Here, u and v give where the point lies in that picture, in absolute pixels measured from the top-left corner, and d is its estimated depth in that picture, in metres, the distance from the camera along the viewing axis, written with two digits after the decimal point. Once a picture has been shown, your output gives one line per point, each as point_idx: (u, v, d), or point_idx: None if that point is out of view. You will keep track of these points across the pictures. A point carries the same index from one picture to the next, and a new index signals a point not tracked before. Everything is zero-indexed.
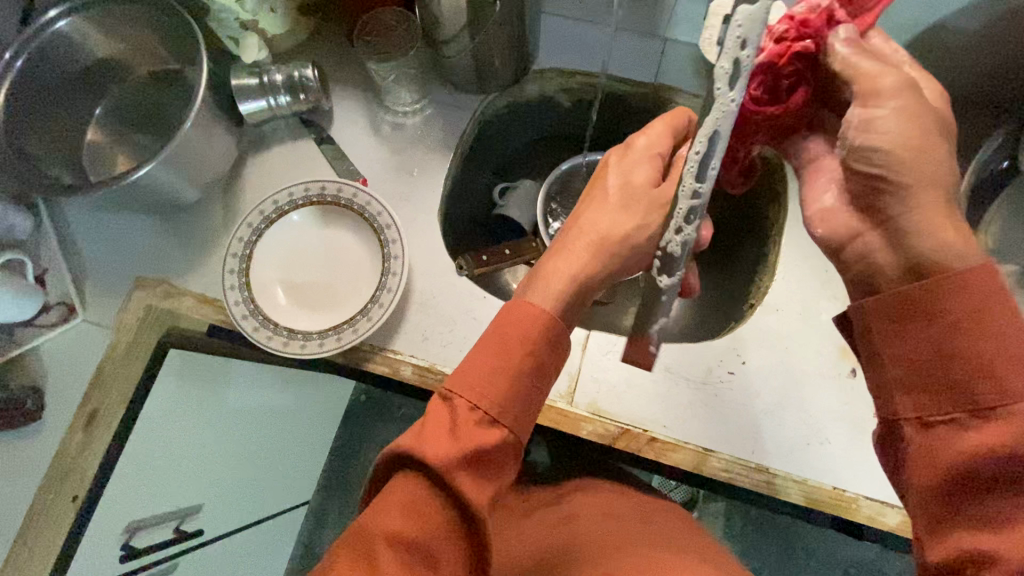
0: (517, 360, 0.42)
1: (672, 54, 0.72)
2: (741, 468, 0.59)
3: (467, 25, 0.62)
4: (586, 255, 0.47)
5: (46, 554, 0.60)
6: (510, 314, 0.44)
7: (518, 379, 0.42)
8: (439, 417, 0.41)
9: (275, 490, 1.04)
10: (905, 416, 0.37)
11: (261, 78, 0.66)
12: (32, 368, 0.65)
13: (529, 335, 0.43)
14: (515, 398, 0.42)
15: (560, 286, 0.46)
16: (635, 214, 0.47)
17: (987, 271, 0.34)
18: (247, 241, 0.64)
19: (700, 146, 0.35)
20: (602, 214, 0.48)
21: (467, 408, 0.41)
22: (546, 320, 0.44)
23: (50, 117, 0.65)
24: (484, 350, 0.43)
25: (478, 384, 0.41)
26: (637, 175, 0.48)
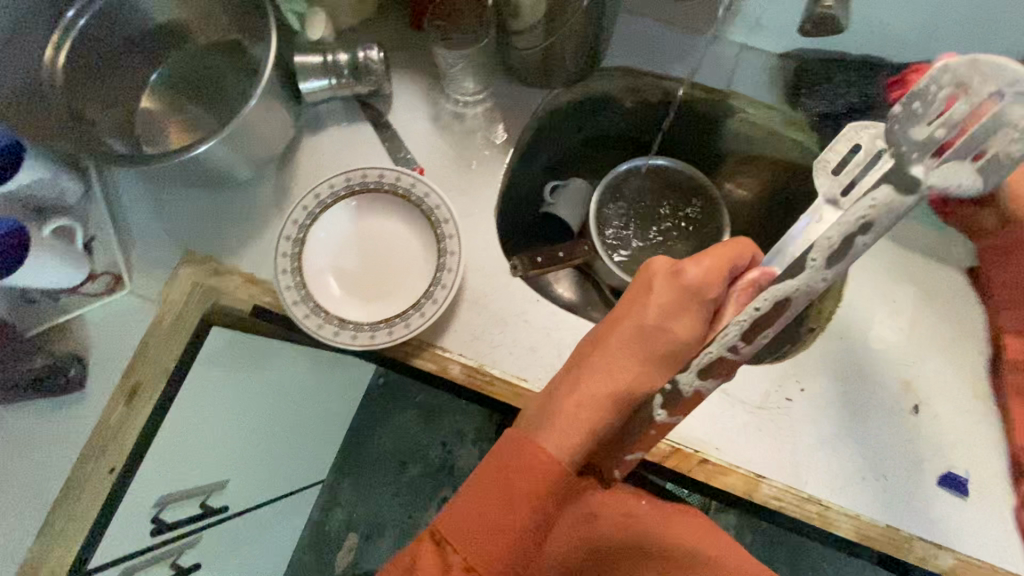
0: (516, 521, 0.39)
1: (749, 62, 0.69)
2: (793, 498, 0.57)
3: (544, 20, 0.60)
4: (601, 412, 0.41)
5: (80, 524, 0.60)
6: (517, 462, 0.40)
7: (513, 543, 0.40)
8: (431, 566, 0.39)
9: (296, 469, 1.03)
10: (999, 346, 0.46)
11: (325, 56, 0.63)
12: (76, 336, 0.64)
13: (532, 498, 0.40)
14: (508, 555, 0.40)
15: (577, 437, 0.40)
16: (662, 368, 0.43)
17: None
18: (300, 223, 0.62)
19: (759, 308, 0.29)
20: (628, 361, 0.43)
21: (458, 568, 0.39)
22: (553, 478, 0.40)
23: (111, 84, 0.63)
24: (484, 498, 0.40)
25: (470, 540, 0.40)
26: (673, 325, 0.44)
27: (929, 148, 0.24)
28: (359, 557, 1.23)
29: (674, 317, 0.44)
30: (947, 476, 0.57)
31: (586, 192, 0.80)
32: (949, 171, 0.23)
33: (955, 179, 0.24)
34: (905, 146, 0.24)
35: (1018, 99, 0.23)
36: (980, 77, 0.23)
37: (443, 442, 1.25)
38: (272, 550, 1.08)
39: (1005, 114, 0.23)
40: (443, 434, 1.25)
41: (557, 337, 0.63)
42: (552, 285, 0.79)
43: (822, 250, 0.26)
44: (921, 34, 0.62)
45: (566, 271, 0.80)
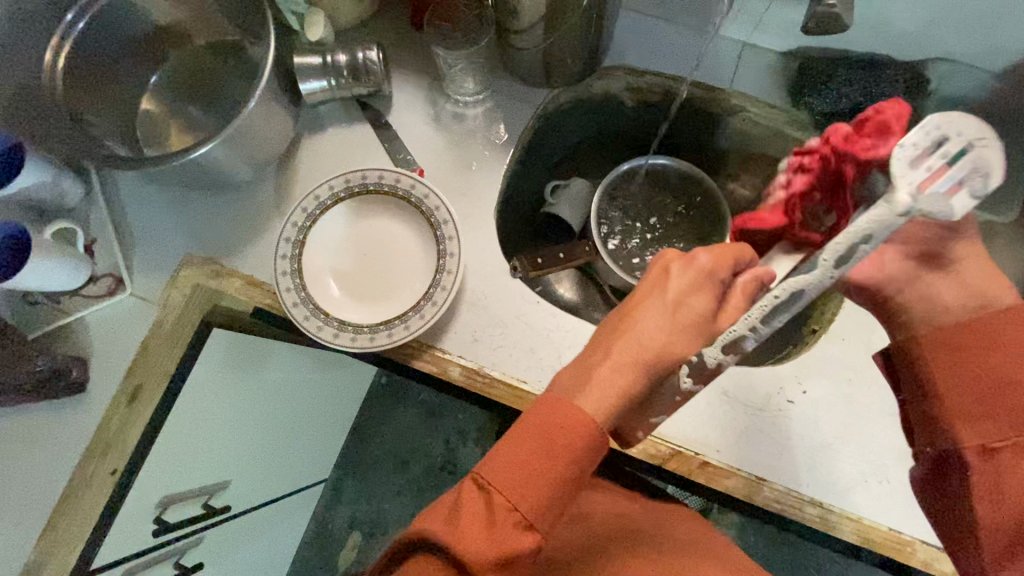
0: (561, 469, 0.38)
1: (750, 61, 0.69)
2: (794, 500, 0.57)
3: (544, 19, 0.59)
4: (632, 375, 0.41)
5: (83, 525, 0.60)
6: (558, 410, 0.39)
7: (558, 494, 0.38)
8: (474, 508, 0.37)
9: (299, 469, 1.04)
10: (967, 446, 0.38)
11: (324, 57, 0.63)
12: (78, 338, 0.65)
13: (575, 443, 0.38)
14: (551, 504, 0.38)
15: (611, 398, 0.40)
16: (688, 337, 0.42)
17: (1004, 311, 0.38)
18: (299, 225, 0.62)
19: (778, 297, 0.37)
20: (654, 326, 0.42)
21: (505, 509, 0.37)
22: (597, 433, 0.39)
23: (110, 86, 0.63)
24: (524, 444, 0.38)
25: (516, 485, 0.37)
26: (695, 297, 0.43)
27: (917, 182, 0.28)
28: (362, 555, 1.24)
29: (695, 290, 0.44)
30: None
31: (587, 192, 0.79)
32: (933, 199, 0.28)
33: (936, 206, 0.28)
34: (904, 178, 0.28)
35: (984, 150, 0.28)
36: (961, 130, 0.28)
37: (445, 441, 1.25)
38: (275, 548, 1.09)
39: (971, 177, 0.28)
40: (445, 433, 1.25)
41: (557, 338, 0.62)
42: (553, 286, 0.79)
43: (834, 254, 0.33)
44: (926, 32, 0.61)
45: (567, 271, 0.80)
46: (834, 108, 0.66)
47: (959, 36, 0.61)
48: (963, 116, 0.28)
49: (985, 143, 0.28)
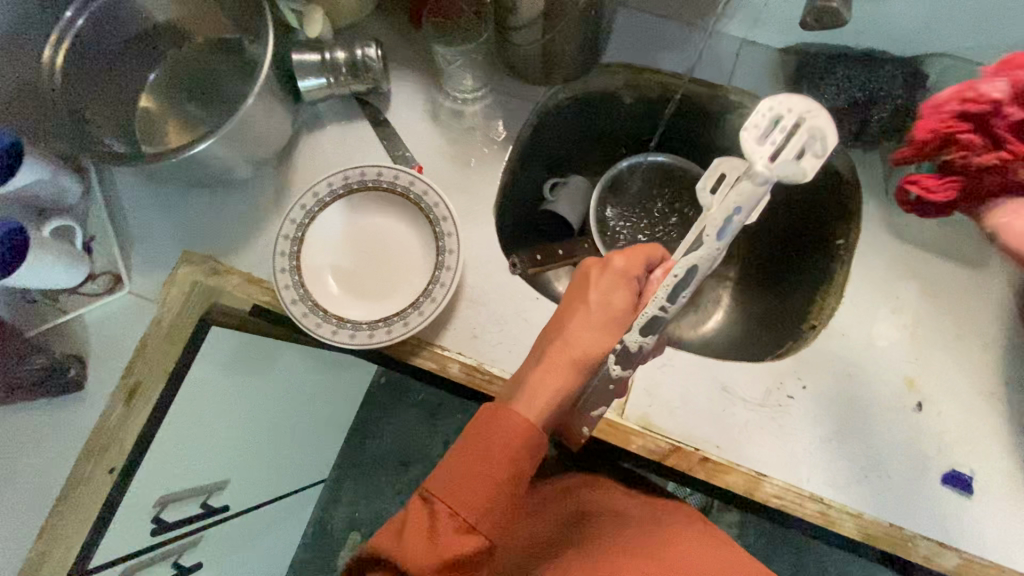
0: (500, 470, 0.39)
1: (750, 57, 0.68)
2: (794, 496, 0.57)
3: (543, 16, 0.59)
4: (565, 376, 0.43)
5: (80, 524, 0.60)
6: (489, 421, 0.40)
7: (500, 494, 0.39)
8: (420, 520, 0.38)
9: (298, 469, 1.03)
10: None
11: (323, 54, 0.63)
12: (76, 336, 0.64)
13: (512, 445, 0.39)
14: (494, 504, 0.39)
15: (548, 396, 0.42)
16: (614, 333, 0.45)
17: None
18: (299, 222, 0.62)
19: (678, 275, 0.38)
20: (579, 328, 0.45)
21: (448, 516, 0.38)
22: (530, 431, 0.40)
23: (109, 84, 0.63)
24: (463, 455, 0.39)
25: (457, 494, 0.38)
26: (615, 296, 0.45)
27: (762, 156, 0.34)
28: None
29: (616, 292, 0.46)
30: (952, 475, 0.56)
31: (586, 188, 0.80)
32: (784, 167, 0.34)
33: (788, 172, 0.34)
34: (754, 153, 0.34)
35: (813, 121, 0.36)
36: (790, 109, 0.36)
37: (445, 440, 1.25)
38: (274, 548, 1.09)
39: (811, 142, 0.36)
40: (445, 432, 1.25)
41: None
42: (552, 283, 0.79)
43: (716, 228, 0.35)
44: (925, 26, 0.61)
45: (566, 269, 0.80)
46: (834, 104, 0.64)
47: (957, 31, 0.61)
48: (789, 98, 0.36)
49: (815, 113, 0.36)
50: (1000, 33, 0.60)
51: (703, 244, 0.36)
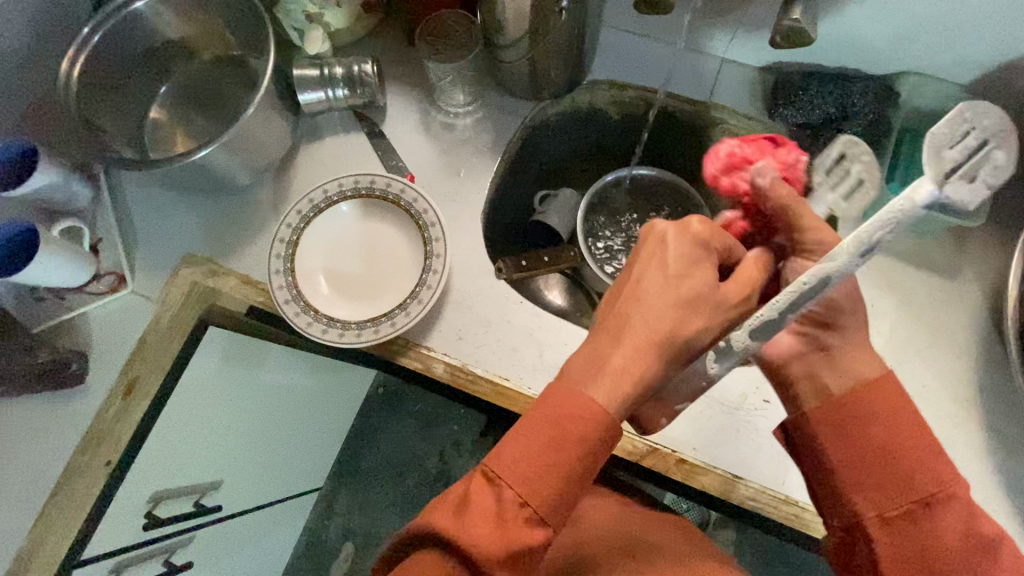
0: (570, 457, 0.40)
1: (729, 75, 0.71)
2: (769, 498, 0.58)
3: (528, 33, 0.63)
4: (650, 360, 0.41)
5: (76, 514, 0.62)
6: (570, 410, 0.40)
7: (567, 485, 0.40)
8: (487, 505, 0.39)
9: (293, 475, 1.04)
10: (866, 515, 0.42)
11: (321, 70, 0.67)
12: (79, 332, 0.67)
13: (586, 435, 0.40)
14: (561, 496, 0.40)
15: (628, 388, 0.41)
16: (698, 306, 0.42)
17: (879, 382, 0.43)
18: (294, 227, 0.65)
19: (807, 283, 0.39)
20: (662, 306, 0.42)
21: (515, 502, 0.39)
22: (603, 418, 0.40)
23: (122, 97, 0.68)
24: (535, 444, 0.40)
25: (530, 483, 0.39)
26: (697, 270, 0.43)
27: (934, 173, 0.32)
28: (355, 566, 1.23)
29: (692, 264, 0.43)
30: None
31: (575, 201, 0.82)
32: (951, 190, 0.32)
33: (955, 193, 0.32)
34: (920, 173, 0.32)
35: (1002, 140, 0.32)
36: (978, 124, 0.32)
37: (440, 451, 1.25)
38: (267, 554, 1.09)
39: (993, 159, 0.32)
40: (440, 444, 1.26)
41: (539, 337, 0.64)
42: (542, 291, 0.81)
43: (851, 244, 0.37)
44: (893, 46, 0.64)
45: (555, 278, 0.82)
46: (808, 119, 0.68)
47: (923, 50, 0.63)
48: (982, 114, 0.33)
49: (1003, 124, 0.33)
50: (965, 53, 0.62)
51: (841, 256, 0.38)
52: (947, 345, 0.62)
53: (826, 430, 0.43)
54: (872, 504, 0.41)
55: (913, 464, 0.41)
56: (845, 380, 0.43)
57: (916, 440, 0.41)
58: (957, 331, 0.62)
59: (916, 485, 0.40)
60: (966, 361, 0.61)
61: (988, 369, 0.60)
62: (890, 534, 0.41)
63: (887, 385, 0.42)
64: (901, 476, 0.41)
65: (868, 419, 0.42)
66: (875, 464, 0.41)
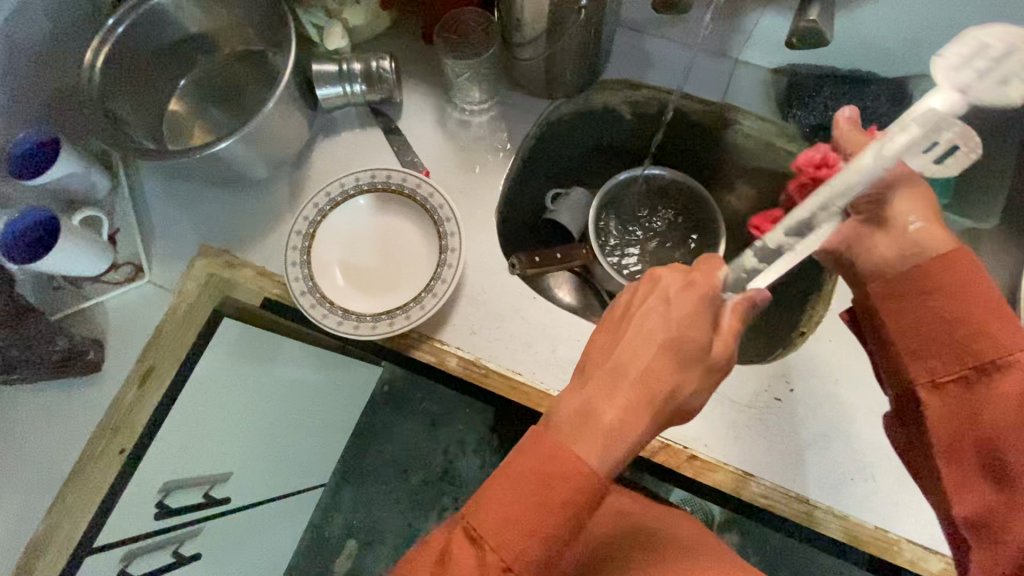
0: (558, 525, 0.37)
1: (743, 75, 0.72)
2: (781, 495, 0.58)
3: (546, 31, 0.64)
4: (641, 423, 0.40)
5: (89, 501, 0.62)
6: (548, 460, 0.37)
7: (551, 545, 0.37)
8: (466, 568, 0.35)
9: (300, 469, 1.05)
10: (919, 380, 0.41)
11: (340, 65, 0.68)
12: (97, 321, 0.68)
13: (574, 491, 0.37)
14: (544, 559, 0.37)
15: (619, 450, 0.39)
16: (684, 368, 0.42)
17: (951, 256, 0.41)
18: (311, 219, 0.66)
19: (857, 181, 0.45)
20: (645, 363, 0.41)
21: (498, 568, 0.35)
22: (591, 484, 0.37)
23: (143, 89, 0.69)
24: (511, 495, 0.37)
25: (506, 540, 0.36)
26: (688, 325, 0.42)
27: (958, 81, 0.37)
28: (359, 563, 1.23)
29: (682, 318, 0.42)
30: None
31: (587, 201, 0.83)
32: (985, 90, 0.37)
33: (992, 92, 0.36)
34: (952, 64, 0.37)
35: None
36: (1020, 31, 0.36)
37: (445, 450, 1.26)
38: (272, 549, 1.09)
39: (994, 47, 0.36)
40: (445, 442, 1.26)
41: (552, 333, 0.65)
42: (552, 289, 0.81)
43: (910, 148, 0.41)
44: (908, 50, 0.65)
45: (565, 276, 0.83)
46: (823, 120, 0.70)
47: None
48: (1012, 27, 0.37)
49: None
50: None
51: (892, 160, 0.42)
52: None
53: (887, 299, 0.43)
54: (927, 369, 0.41)
55: (972, 330, 0.39)
56: (927, 256, 0.43)
57: (994, 309, 0.39)
58: None
59: (980, 349, 0.38)
60: None
61: None
62: (946, 398, 0.40)
63: (959, 260, 0.41)
64: (962, 339, 0.39)
65: (934, 290, 0.41)
66: (930, 334, 0.41)
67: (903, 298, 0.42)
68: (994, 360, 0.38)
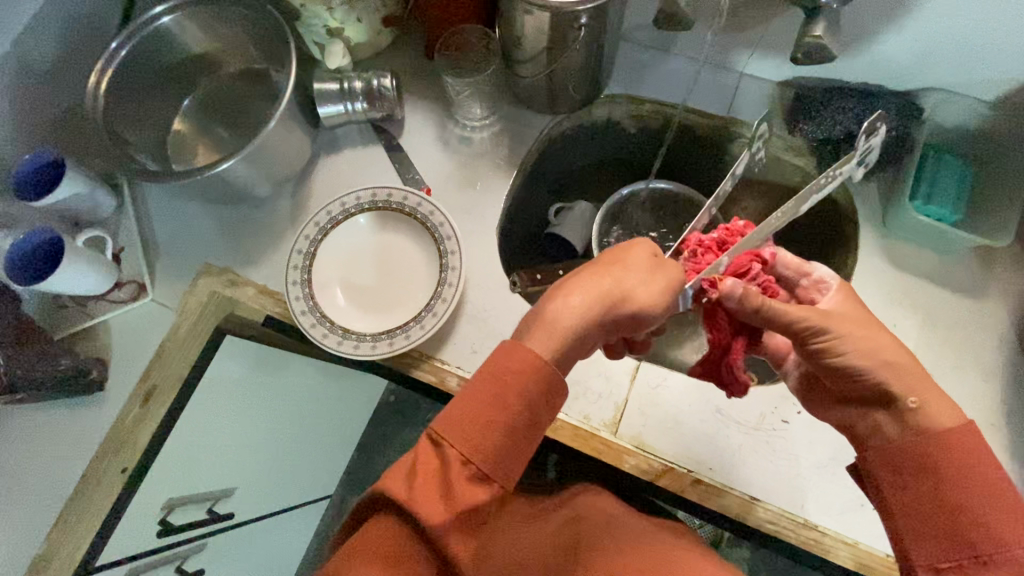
0: (512, 411, 0.39)
1: (749, 90, 0.71)
2: (787, 521, 0.56)
3: (546, 50, 0.63)
4: (585, 324, 0.43)
5: (91, 520, 0.62)
6: (515, 373, 0.39)
7: (512, 438, 0.39)
8: (428, 465, 0.38)
9: (304, 483, 1.04)
10: (919, 563, 0.40)
11: (341, 83, 0.68)
12: (101, 339, 0.69)
13: (529, 387, 0.39)
14: (505, 450, 0.39)
15: (560, 342, 0.42)
16: (635, 285, 0.45)
17: (967, 428, 0.40)
18: (312, 238, 0.66)
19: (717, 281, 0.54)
20: (648, 289, 0.45)
21: (456, 460, 0.38)
22: (543, 371, 0.40)
23: (149, 109, 0.69)
24: (482, 401, 0.39)
25: (469, 438, 0.38)
26: (638, 263, 0.47)
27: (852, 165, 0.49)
28: None
29: (637, 257, 0.47)
30: None
31: (589, 215, 0.82)
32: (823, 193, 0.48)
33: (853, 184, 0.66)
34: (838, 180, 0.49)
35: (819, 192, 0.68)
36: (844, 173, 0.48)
37: None
38: (277, 562, 1.09)
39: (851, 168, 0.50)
40: None
41: None
42: None
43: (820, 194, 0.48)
44: (918, 63, 0.63)
45: None
46: (829, 134, 0.67)
47: (949, 68, 0.62)
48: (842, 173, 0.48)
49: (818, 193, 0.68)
50: (992, 70, 0.61)
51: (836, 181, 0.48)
52: (972, 367, 0.60)
53: (888, 467, 0.43)
54: (925, 554, 0.40)
55: (977, 516, 0.38)
56: (953, 413, 0.41)
57: (1004, 499, 0.38)
58: (982, 351, 0.60)
59: (988, 541, 0.38)
60: (992, 383, 0.59)
61: (1014, 393, 0.59)
62: None
63: (965, 436, 0.40)
64: (954, 522, 0.39)
65: (937, 479, 0.40)
66: (932, 527, 0.40)
67: (911, 474, 0.41)
68: (990, 551, 0.38)
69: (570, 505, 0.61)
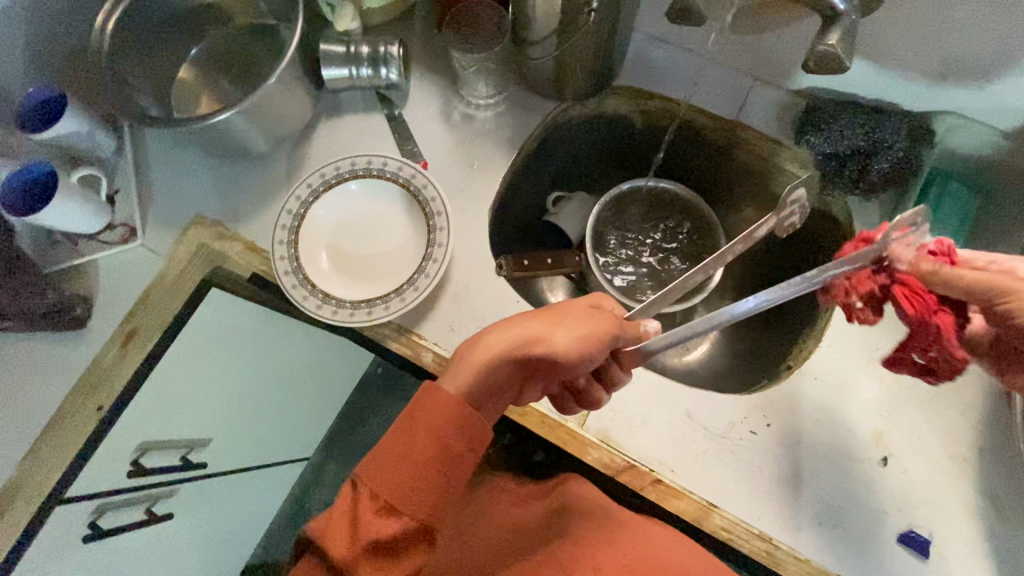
0: (418, 451, 0.40)
1: (760, 95, 0.69)
2: (744, 531, 0.56)
3: (555, 33, 0.61)
4: (498, 363, 0.44)
5: (63, 453, 0.64)
6: (419, 411, 0.41)
7: (417, 478, 0.40)
8: (344, 507, 0.40)
9: (283, 443, 1.06)
10: None
11: (348, 46, 0.67)
12: (88, 278, 0.69)
13: (434, 428, 0.41)
14: (413, 486, 0.40)
15: (469, 382, 0.43)
16: (554, 329, 0.45)
17: None
18: (303, 200, 0.66)
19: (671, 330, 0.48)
20: (562, 332, 0.45)
21: (367, 501, 0.40)
22: (445, 409, 0.41)
23: (156, 54, 0.69)
24: (390, 443, 0.41)
25: (377, 478, 0.40)
26: (571, 314, 0.47)
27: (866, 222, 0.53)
28: None
29: (575, 308, 0.48)
30: (907, 534, 0.55)
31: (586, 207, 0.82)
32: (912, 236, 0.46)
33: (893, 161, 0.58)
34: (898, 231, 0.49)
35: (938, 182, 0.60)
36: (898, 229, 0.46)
37: None
38: (251, 517, 1.11)
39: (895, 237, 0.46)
40: None
41: None
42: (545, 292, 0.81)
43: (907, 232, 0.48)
44: (933, 84, 0.61)
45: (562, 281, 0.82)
46: (835, 149, 0.65)
47: (965, 93, 0.60)
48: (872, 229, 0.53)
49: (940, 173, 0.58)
50: (1009, 99, 0.59)
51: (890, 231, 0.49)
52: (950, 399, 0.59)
53: None
54: None
55: None
56: None
57: None
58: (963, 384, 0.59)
59: None
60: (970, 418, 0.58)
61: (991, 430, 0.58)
62: None
63: None
64: None
65: None
66: None
67: None
68: None
69: (554, 495, 0.59)
